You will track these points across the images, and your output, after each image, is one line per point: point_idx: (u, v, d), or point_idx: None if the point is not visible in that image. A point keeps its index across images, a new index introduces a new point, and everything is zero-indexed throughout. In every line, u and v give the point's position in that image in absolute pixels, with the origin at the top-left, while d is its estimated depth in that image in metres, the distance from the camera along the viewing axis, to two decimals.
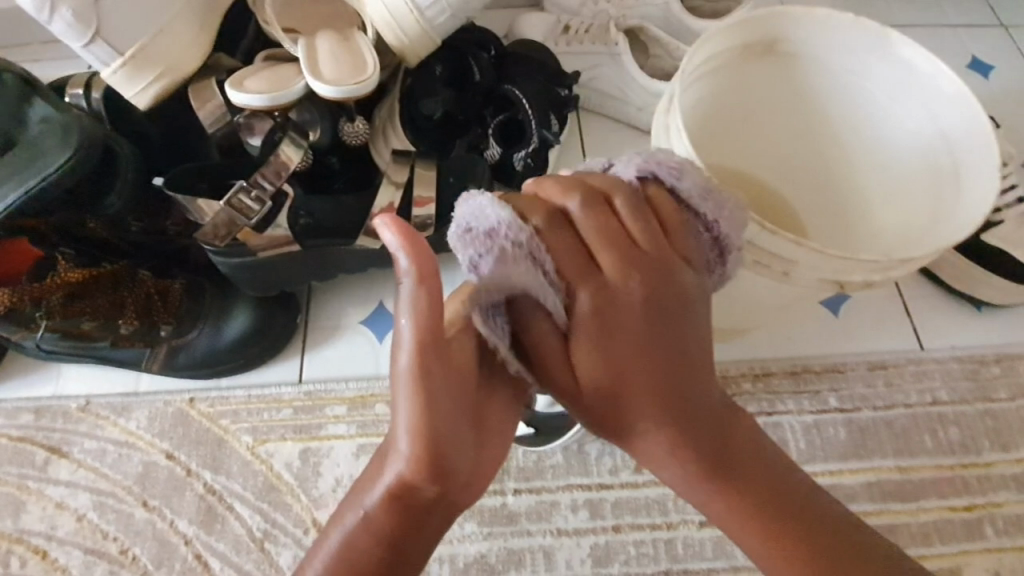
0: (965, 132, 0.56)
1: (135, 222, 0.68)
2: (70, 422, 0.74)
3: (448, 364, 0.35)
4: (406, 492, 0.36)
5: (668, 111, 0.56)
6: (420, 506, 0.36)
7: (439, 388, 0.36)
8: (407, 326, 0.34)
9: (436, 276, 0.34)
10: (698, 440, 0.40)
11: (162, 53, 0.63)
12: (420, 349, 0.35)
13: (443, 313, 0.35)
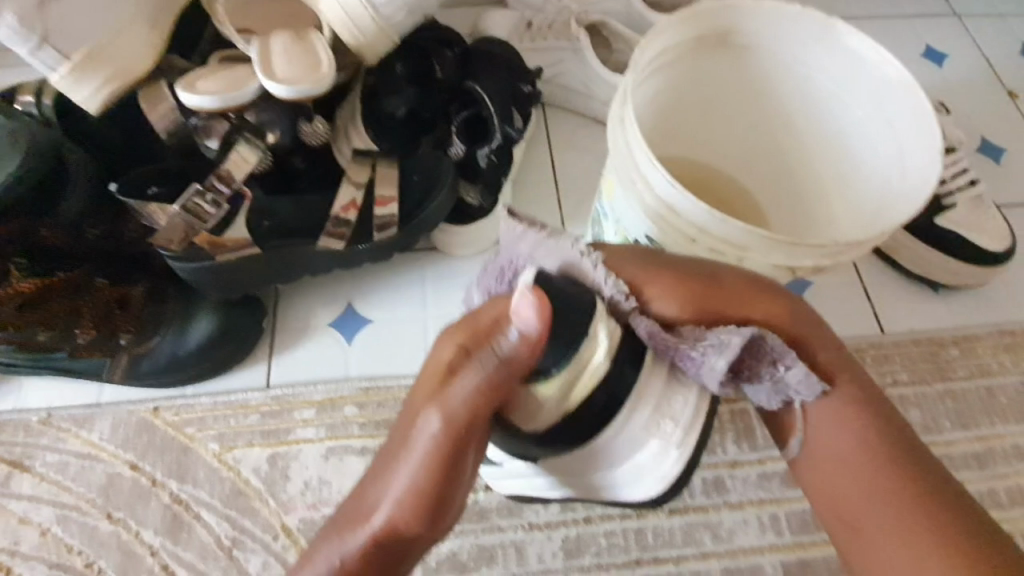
0: (911, 121, 0.57)
1: (90, 227, 0.67)
2: (31, 435, 0.72)
3: (456, 457, 0.42)
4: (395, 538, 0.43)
5: (623, 104, 0.56)
6: (382, 563, 0.43)
7: (457, 461, 0.43)
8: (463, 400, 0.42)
9: (516, 370, 0.42)
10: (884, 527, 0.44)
11: (111, 56, 0.62)
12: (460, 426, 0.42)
13: (495, 401, 0.43)
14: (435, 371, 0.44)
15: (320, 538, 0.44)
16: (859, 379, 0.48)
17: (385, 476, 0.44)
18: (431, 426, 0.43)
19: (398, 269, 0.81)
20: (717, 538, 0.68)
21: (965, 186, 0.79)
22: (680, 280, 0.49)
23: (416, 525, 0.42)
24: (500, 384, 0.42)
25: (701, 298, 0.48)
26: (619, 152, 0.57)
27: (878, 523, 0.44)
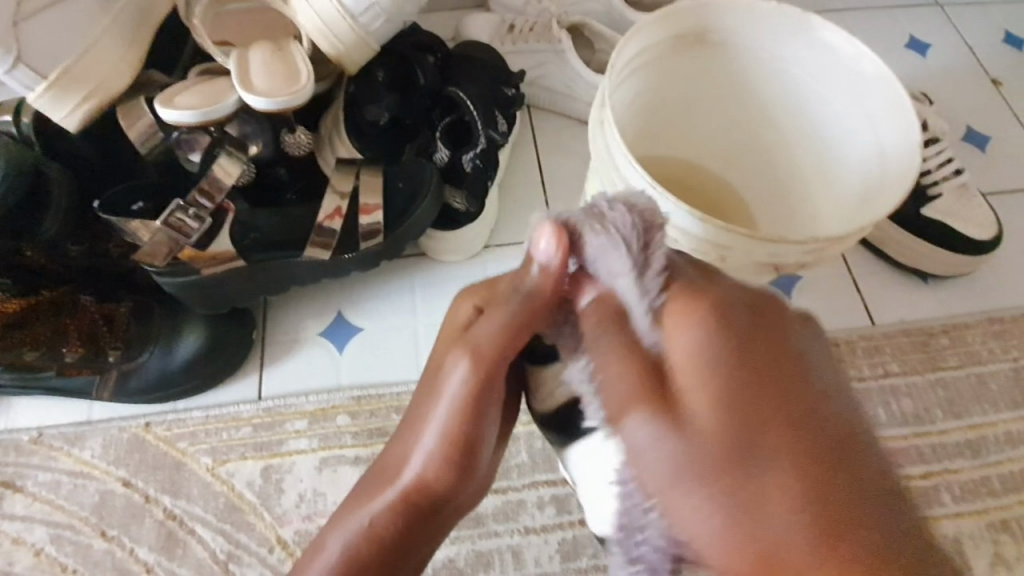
0: (891, 115, 0.57)
1: (73, 246, 0.66)
2: (22, 455, 0.72)
3: (485, 401, 0.42)
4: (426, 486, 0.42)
5: (601, 106, 0.56)
6: (416, 518, 0.43)
7: (485, 402, 0.42)
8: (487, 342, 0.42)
9: (536, 305, 0.42)
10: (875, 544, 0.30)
11: (87, 74, 0.62)
12: (485, 365, 0.42)
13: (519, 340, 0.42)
14: (451, 327, 0.45)
15: (345, 506, 0.44)
16: (809, 381, 0.35)
17: (410, 433, 0.44)
18: (454, 375, 0.42)
19: (388, 277, 0.81)
20: None
21: (950, 176, 0.79)
22: (722, 366, 0.35)
23: (446, 477, 0.42)
24: (526, 320, 0.42)
25: (735, 389, 0.34)
26: (599, 155, 0.57)
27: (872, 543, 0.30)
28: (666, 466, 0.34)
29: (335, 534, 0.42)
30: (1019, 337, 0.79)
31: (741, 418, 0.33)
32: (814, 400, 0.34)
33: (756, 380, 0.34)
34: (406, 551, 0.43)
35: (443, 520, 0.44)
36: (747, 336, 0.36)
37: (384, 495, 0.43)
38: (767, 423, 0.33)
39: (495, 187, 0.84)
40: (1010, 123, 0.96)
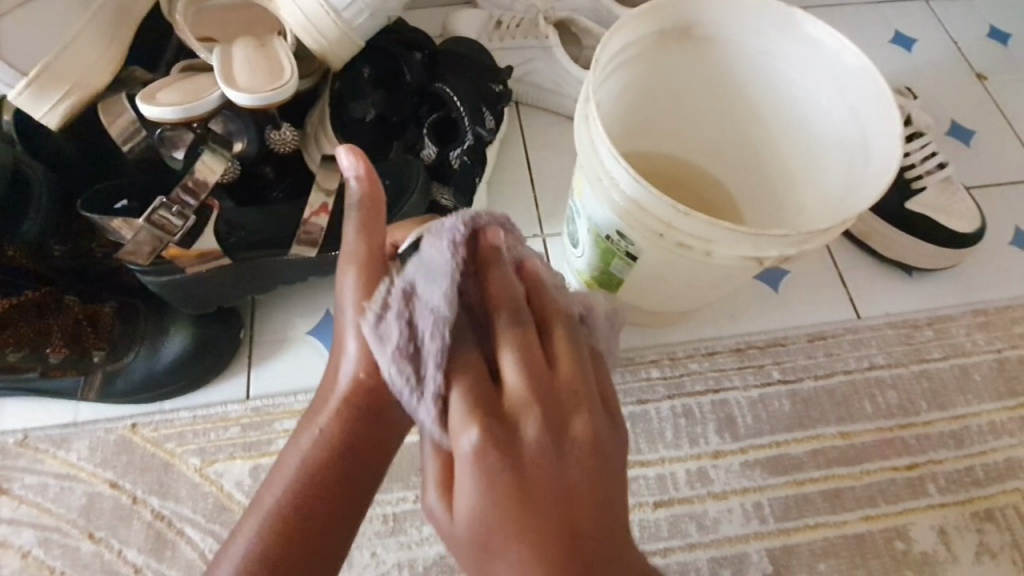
0: (872, 109, 0.58)
1: (56, 246, 0.66)
2: (8, 458, 0.71)
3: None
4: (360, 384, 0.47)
5: (586, 101, 0.56)
6: (360, 417, 0.48)
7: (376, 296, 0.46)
8: (353, 251, 0.47)
9: (376, 207, 0.47)
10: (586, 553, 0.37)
11: (65, 70, 0.61)
12: (364, 266, 0.47)
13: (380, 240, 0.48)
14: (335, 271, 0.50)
15: (299, 431, 0.49)
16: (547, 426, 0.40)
17: (337, 352, 0.49)
18: (349, 290, 0.47)
19: None
20: (702, 528, 0.69)
21: (934, 170, 0.80)
22: (491, 488, 0.38)
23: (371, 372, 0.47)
24: (376, 223, 0.47)
25: (496, 510, 0.37)
26: (584, 150, 0.58)
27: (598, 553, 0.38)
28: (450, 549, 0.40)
29: (293, 452, 0.47)
30: (1002, 328, 0.80)
31: (492, 539, 0.37)
32: (559, 501, 0.38)
33: (512, 507, 0.37)
34: (363, 451, 0.48)
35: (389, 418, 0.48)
36: (519, 461, 0.38)
37: (326, 406, 0.48)
38: (514, 540, 0.37)
39: (483, 185, 0.84)
40: (994, 117, 0.97)
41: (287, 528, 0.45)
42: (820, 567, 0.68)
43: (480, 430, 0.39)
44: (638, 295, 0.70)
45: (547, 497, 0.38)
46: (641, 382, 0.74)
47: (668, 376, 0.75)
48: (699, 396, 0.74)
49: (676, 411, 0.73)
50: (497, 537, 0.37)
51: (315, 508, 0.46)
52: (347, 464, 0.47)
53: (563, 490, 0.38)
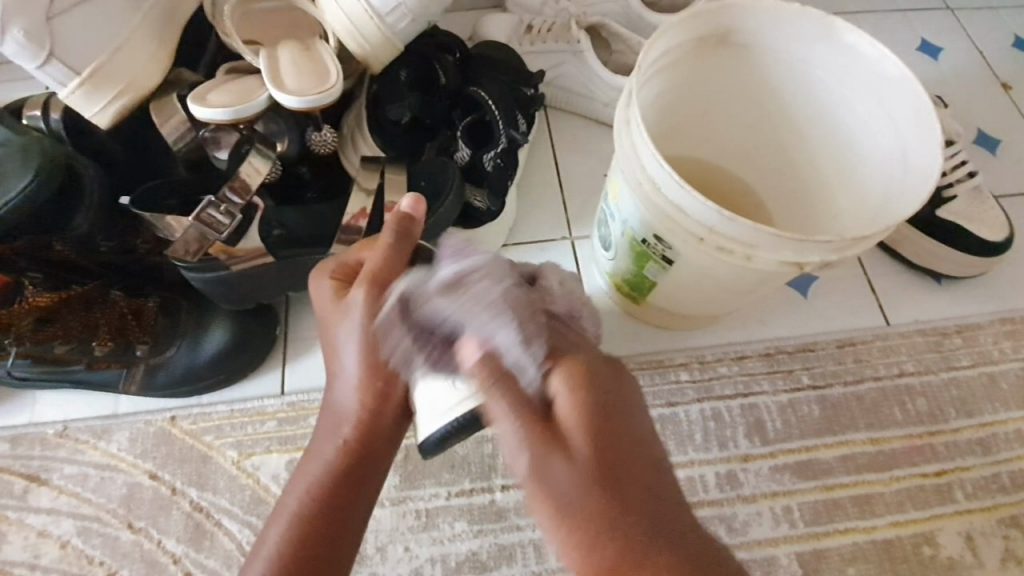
0: (913, 119, 0.58)
1: (103, 242, 0.67)
2: (49, 449, 0.73)
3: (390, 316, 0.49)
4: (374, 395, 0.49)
5: (627, 106, 0.57)
6: (371, 427, 0.50)
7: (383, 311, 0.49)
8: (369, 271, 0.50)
9: (405, 236, 0.51)
10: (658, 508, 0.43)
11: (119, 71, 0.62)
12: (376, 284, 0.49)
13: (396, 264, 0.50)
14: (330, 297, 0.52)
15: (314, 444, 0.51)
16: (612, 417, 0.44)
17: (337, 367, 0.51)
18: (358, 310, 0.49)
19: None
20: (731, 531, 0.69)
21: (964, 178, 0.80)
22: (596, 468, 0.42)
23: (381, 383, 0.49)
24: (397, 250, 0.51)
25: (600, 479, 0.42)
26: (624, 154, 0.58)
27: (666, 509, 0.43)
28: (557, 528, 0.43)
29: (311, 462, 0.50)
30: None
31: (597, 512, 0.42)
32: (637, 455, 0.43)
33: (614, 476, 0.42)
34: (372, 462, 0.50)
35: (394, 424, 0.51)
36: (613, 443, 0.43)
37: (336, 420, 0.50)
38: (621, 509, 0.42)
39: (514, 188, 0.86)
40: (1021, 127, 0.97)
41: (311, 531, 0.48)
42: (849, 572, 0.69)
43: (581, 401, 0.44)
44: (672, 298, 0.70)
45: (630, 482, 0.42)
46: (671, 384, 0.75)
47: (697, 379, 0.76)
48: (728, 399, 0.75)
49: (705, 414, 0.74)
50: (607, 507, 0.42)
51: (332, 514, 0.49)
52: (356, 476, 0.49)
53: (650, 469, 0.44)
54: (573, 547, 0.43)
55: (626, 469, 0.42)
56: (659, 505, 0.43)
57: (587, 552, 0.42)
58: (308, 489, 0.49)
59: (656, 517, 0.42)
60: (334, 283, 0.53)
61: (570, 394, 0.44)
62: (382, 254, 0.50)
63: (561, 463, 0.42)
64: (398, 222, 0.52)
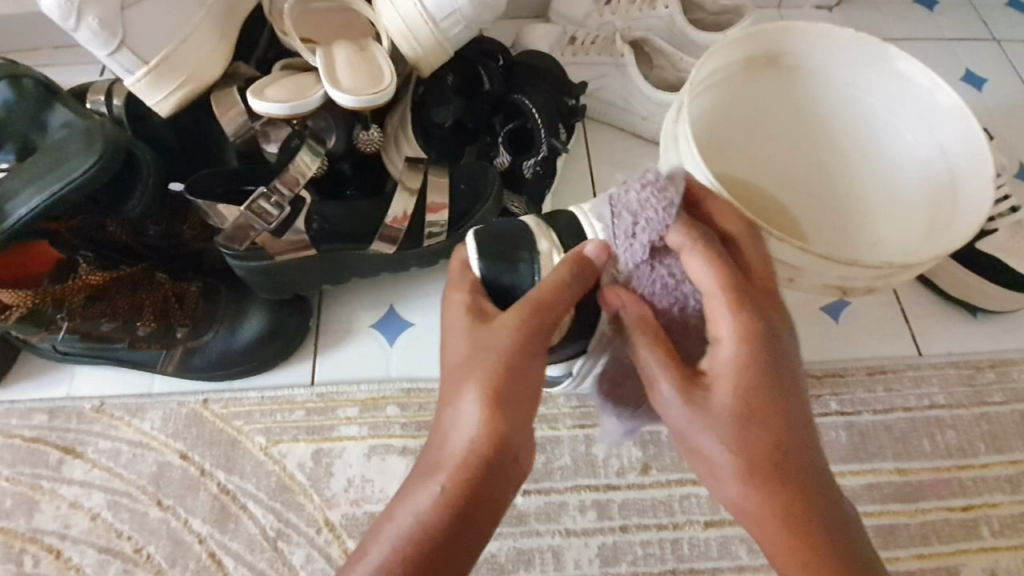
0: (962, 147, 0.60)
1: (152, 225, 0.71)
2: (84, 423, 0.75)
3: (526, 348, 0.46)
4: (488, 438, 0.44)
5: (676, 122, 0.59)
6: (476, 480, 0.44)
7: (519, 344, 0.46)
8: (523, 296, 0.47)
9: (574, 275, 0.48)
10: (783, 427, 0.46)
11: (183, 62, 0.64)
12: (524, 313, 0.47)
13: (550, 301, 0.47)
14: (465, 312, 0.50)
15: (409, 484, 0.46)
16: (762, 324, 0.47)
17: (453, 399, 0.46)
18: (498, 334, 0.47)
19: (440, 274, 0.83)
20: (752, 552, 0.69)
21: (1007, 212, 0.79)
22: (779, 424, 0.46)
23: (501, 426, 0.45)
24: (557, 285, 0.48)
25: (778, 406, 0.46)
26: (670, 168, 0.60)
27: (796, 425, 0.47)
28: (718, 465, 0.47)
29: (403, 508, 0.45)
30: None
31: (768, 456, 0.46)
32: (780, 373, 0.47)
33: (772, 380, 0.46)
34: (469, 526, 0.44)
35: (502, 480, 0.45)
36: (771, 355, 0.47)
37: (439, 465, 0.45)
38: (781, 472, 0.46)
39: (549, 196, 0.86)
40: None
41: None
42: None
43: (754, 338, 0.46)
44: None
45: (779, 383, 0.47)
46: None
47: None
48: None
49: None
50: (777, 451, 0.46)
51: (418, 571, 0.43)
52: (455, 528, 0.44)
53: (817, 447, 0.48)
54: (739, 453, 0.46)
55: (767, 379, 0.46)
56: (791, 422, 0.47)
57: (751, 490, 0.46)
58: (392, 541, 0.44)
59: (784, 425, 0.46)
60: (472, 299, 0.51)
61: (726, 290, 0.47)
62: (545, 284, 0.48)
63: (736, 408, 0.46)
64: (575, 253, 0.49)
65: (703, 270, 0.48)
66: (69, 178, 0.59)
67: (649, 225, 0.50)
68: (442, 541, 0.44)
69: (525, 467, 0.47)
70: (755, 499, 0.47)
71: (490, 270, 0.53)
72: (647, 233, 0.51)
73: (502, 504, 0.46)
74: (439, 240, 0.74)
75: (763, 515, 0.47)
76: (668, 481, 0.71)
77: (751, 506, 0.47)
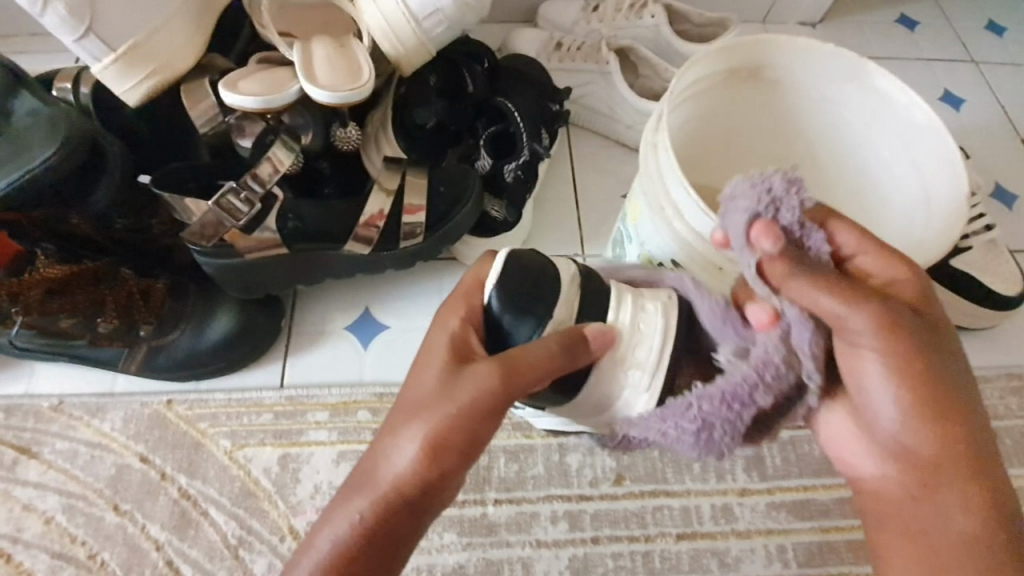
0: (936, 165, 0.60)
1: (120, 219, 0.67)
2: (41, 422, 0.72)
3: (489, 410, 0.45)
4: (425, 481, 0.45)
5: (655, 130, 0.58)
6: (397, 513, 0.45)
7: (481, 403, 0.45)
8: (505, 355, 0.45)
9: (566, 350, 0.46)
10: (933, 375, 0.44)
11: (154, 52, 0.63)
12: (499, 373, 0.45)
13: (531, 368, 0.45)
14: (449, 347, 0.48)
15: (339, 501, 0.46)
16: (911, 276, 0.45)
17: (403, 431, 0.46)
18: (473, 388, 0.45)
19: (419, 278, 0.82)
20: (723, 565, 0.68)
21: (982, 230, 0.80)
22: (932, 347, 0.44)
23: (440, 473, 0.45)
24: (546, 356, 0.46)
25: (934, 355, 0.44)
26: (649, 178, 0.59)
27: (945, 375, 0.44)
28: (886, 380, 0.44)
29: (327, 528, 0.45)
30: None
31: (933, 393, 0.44)
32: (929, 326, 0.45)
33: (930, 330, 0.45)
34: (385, 554, 0.45)
35: (425, 518, 0.46)
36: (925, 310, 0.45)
37: (369, 490, 0.45)
38: (933, 352, 0.44)
39: (531, 201, 0.85)
40: None
41: None
42: None
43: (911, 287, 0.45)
44: None
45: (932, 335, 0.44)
46: None
47: None
48: None
49: None
50: (932, 400, 0.44)
51: None
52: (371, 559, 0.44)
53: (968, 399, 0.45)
54: (902, 405, 0.44)
55: (917, 334, 0.44)
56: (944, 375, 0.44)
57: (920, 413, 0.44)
58: (314, 562, 0.44)
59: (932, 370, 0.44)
60: (455, 329, 0.49)
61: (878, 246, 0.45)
62: (533, 351, 0.46)
63: (916, 332, 0.44)
64: (572, 339, 0.47)
65: (848, 235, 0.46)
66: (36, 160, 0.57)
67: (772, 206, 0.46)
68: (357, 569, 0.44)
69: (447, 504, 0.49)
70: (917, 417, 0.44)
71: (501, 301, 0.49)
72: (793, 195, 0.46)
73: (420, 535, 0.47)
74: (415, 242, 0.73)
75: (914, 426, 0.44)
76: (641, 493, 0.71)
77: (910, 424, 0.44)
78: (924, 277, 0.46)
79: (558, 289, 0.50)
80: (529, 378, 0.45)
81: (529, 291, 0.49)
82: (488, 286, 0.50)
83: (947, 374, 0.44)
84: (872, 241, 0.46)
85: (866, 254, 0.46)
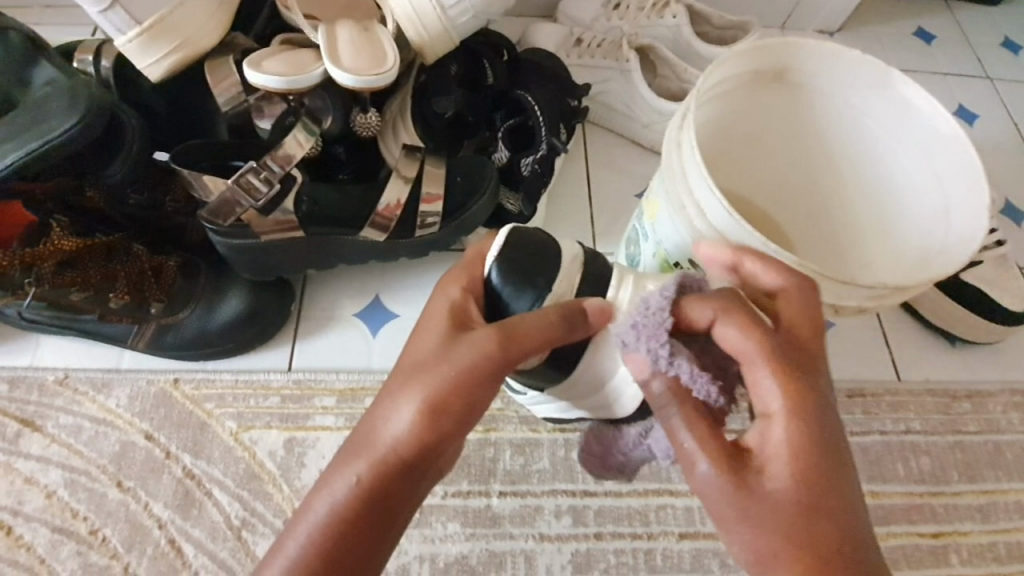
0: (955, 174, 0.61)
1: (133, 193, 0.67)
2: (46, 396, 0.71)
3: (487, 376, 0.45)
4: (422, 446, 0.45)
5: (681, 128, 0.58)
6: (395, 477, 0.45)
7: (479, 369, 0.45)
8: (504, 323, 0.46)
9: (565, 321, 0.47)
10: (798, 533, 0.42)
11: (178, 27, 0.62)
12: (498, 340, 0.45)
13: (530, 336, 0.46)
14: (448, 316, 0.48)
15: (334, 468, 0.46)
16: (802, 422, 0.44)
17: (400, 397, 0.45)
18: (472, 355, 0.45)
19: (430, 267, 0.81)
20: (724, 567, 0.68)
21: (993, 245, 0.80)
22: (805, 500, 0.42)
23: (438, 439, 0.45)
24: (545, 326, 0.46)
25: (805, 511, 0.42)
26: (671, 175, 0.59)
27: (825, 530, 0.42)
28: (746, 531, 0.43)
29: (323, 494, 0.45)
30: None
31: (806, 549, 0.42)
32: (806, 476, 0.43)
33: (808, 478, 0.43)
34: (382, 519, 0.45)
35: (421, 483, 0.46)
36: (810, 458, 0.43)
37: (367, 454, 0.45)
38: (806, 517, 0.42)
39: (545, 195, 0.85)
40: None
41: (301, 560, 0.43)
42: None
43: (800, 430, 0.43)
44: None
45: (807, 487, 0.43)
46: None
47: None
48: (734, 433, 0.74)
49: None
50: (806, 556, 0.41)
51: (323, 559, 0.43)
52: (367, 524, 0.45)
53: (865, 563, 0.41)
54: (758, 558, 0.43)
55: (788, 482, 0.43)
56: (821, 532, 0.42)
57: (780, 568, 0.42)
58: (309, 528, 0.44)
59: (798, 525, 0.42)
60: (453, 300, 0.49)
61: (773, 370, 0.44)
62: (532, 322, 0.46)
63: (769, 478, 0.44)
64: (572, 312, 0.48)
65: (735, 340, 0.46)
66: (58, 130, 0.56)
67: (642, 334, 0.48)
68: (353, 533, 0.44)
69: (442, 472, 0.49)
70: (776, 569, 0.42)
71: (502, 276, 0.51)
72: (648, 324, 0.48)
73: (417, 501, 0.47)
74: (433, 228, 0.72)
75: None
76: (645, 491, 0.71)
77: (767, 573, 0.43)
78: (820, 413, 0.44)
79: (558, 264, 0.52)
80: (528, 347, 0.46)
81: (535, 267, 0.51)
82: (488, 263, 0.51)
83: (824, 532, 0.42)
84: (765, 360, 0.45)
85: (760, 381, 0.45)
